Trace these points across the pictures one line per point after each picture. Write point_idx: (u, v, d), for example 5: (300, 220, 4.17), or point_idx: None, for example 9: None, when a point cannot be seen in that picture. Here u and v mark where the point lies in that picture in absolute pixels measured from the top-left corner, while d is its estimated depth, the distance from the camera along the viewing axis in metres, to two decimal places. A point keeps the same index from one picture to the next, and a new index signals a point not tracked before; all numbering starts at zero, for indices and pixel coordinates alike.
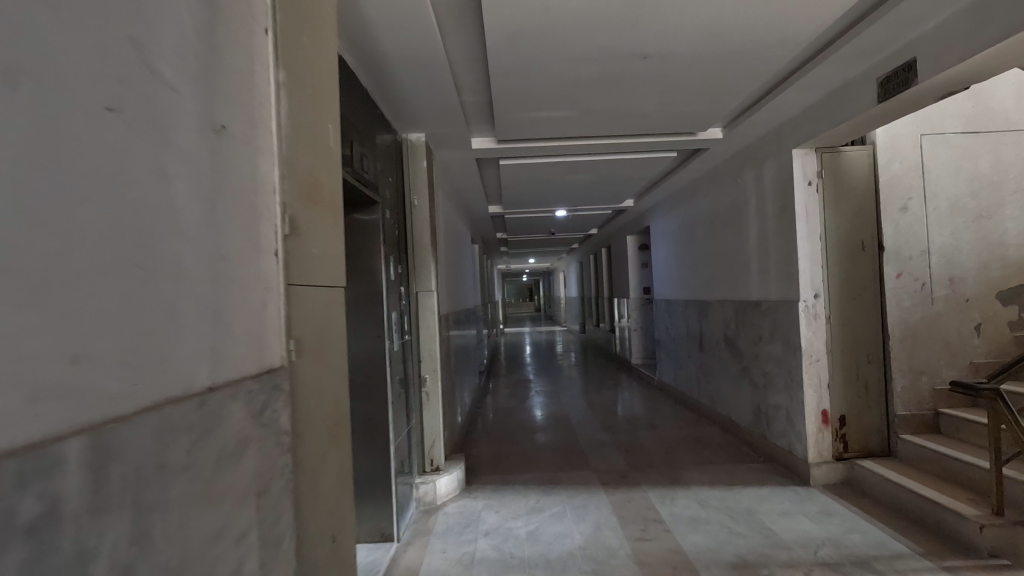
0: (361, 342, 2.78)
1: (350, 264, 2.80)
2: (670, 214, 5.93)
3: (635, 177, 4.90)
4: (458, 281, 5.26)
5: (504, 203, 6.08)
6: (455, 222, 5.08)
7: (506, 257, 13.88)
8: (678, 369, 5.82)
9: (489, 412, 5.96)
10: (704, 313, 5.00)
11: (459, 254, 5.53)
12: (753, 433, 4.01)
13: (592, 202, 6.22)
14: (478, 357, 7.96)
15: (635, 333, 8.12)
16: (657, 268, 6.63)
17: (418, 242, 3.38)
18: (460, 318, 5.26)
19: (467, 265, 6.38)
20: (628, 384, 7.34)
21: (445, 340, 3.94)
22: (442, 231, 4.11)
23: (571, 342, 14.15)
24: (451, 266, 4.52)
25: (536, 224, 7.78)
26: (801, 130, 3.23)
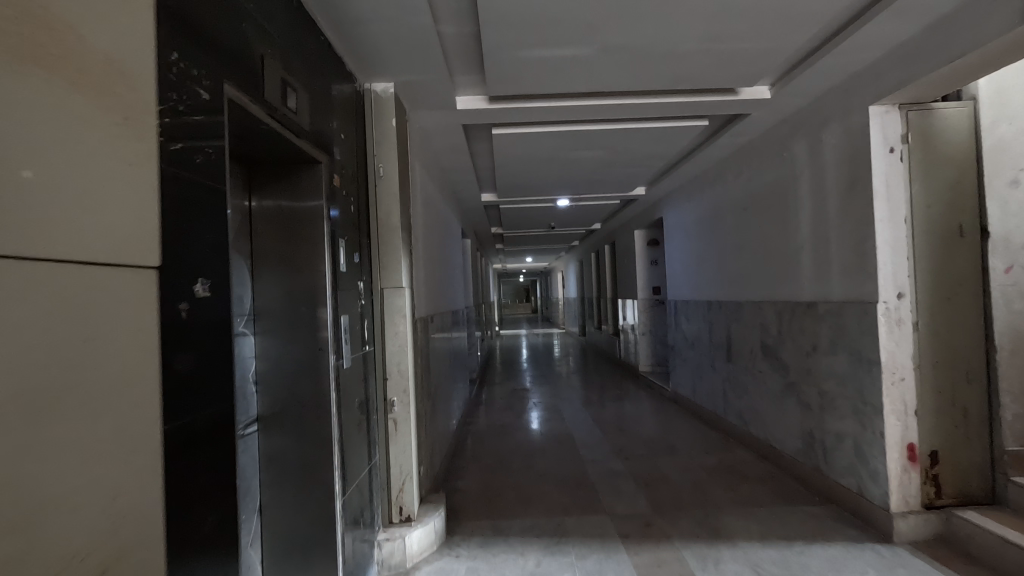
0: (296, 356, 2.00)
1: (281, 248, 2.01)
2: (689, 203, 5.18)
3: (653, 155, 4.16)
4: (445, 278, 4.49)
5: (499, 189, 5.32)
6: (440, 209, 4.32)
7: (501, 256, 13.10)
8: (698, 381, 5.07)
9: (480, 430, 5.18)
10: (733, 317, 4.25)
11: (446, 248, 4.76)
12: (802, 465, 3.26)
13: (600, 189, 5.46)
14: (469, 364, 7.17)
15: (643, 338, 7.36)
16: (671, 265, 5.88)
17: (385, 223, 2.60)
18: (446, 323, 4.49)
19: (457, 261, 5.61)
20: (636, 396, 6.58)
21: (423, 350, 3.16)
22: (421, 215, 3.35)
23: (570, 346, 13.38)
24: (434, 260, 3.75)
25: (535, 217, 7.04)
26: (884, 79, 2.48)
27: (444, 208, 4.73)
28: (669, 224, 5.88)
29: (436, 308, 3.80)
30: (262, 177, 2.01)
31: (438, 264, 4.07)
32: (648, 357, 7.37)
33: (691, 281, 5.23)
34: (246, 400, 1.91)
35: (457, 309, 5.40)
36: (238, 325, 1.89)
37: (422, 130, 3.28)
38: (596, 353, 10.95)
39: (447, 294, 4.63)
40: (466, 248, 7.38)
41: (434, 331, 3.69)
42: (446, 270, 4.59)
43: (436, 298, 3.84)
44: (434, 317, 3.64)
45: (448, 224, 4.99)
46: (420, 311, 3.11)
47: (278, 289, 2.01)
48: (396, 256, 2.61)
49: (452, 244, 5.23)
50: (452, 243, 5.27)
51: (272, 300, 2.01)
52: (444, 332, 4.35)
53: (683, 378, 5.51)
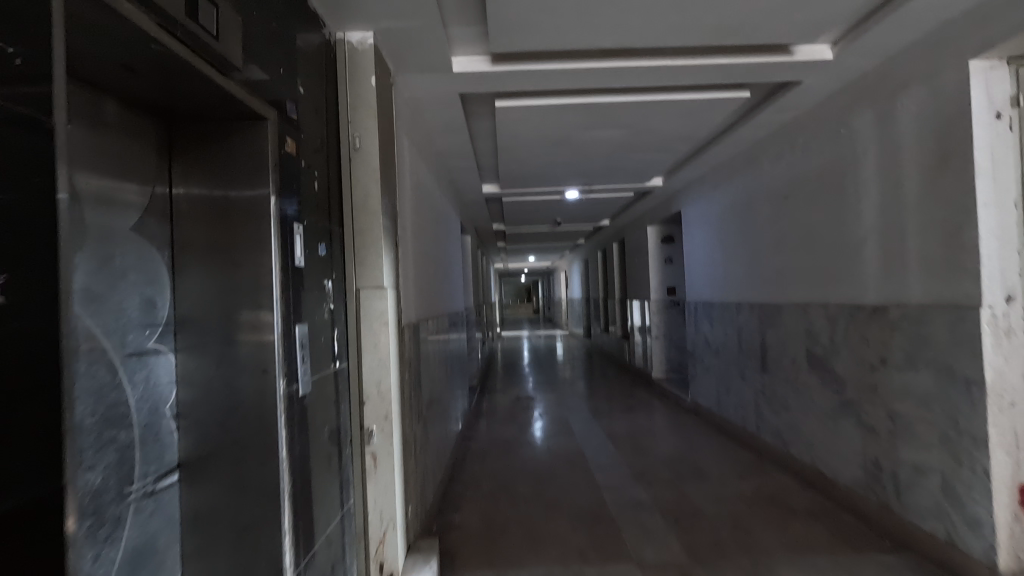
0: (233, 380, 1.47)
1: (213, 234, 1.49)
2: (713, 194, 4.67)
3: (679, 136, 3.64)
4: (442, 278, 3.97)
5: (502, 179, 4.80)
6: (436, 199, 3.80)
7: (503, 255, 12.57)
8: (723, 391, 4.56)
9: (481, 445, 4.66)
10: (769, 321, 3.73)
11: (444, 243, 4.23)
12: (864, 499, 2.75)
13: (614, 178, 4.94)
14: (468, 370, 6.66)
15: (656, 342, 6.84)
16: (689, 263, 5.37)
17: (362, 206, 2.09)
18: (443, 326, 3.96)
19: (455, 259, 5.08)
20: (650, 405, 6.07)
21: (413, 363, 2.64)
22: (411, 202, 2.83)
23: (574, 349, 12.86)
24: (428, 256, 3.23)
25: (541, 211, 6.52)
26: (992, 25, 1.97)
27: (440, 199, 4.20)
28: (689, 218, 5.36)
29: (430, 310, 3.27)
30: (187, 138, 1.49)
31: (434, 261, 3.54)
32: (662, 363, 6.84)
33: (715, 280, 4.71)
34: (161, 444, 1.39)
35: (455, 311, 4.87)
36: (147, 339, 1.36)
37: (412, 99, 2.76)
38: (602, 356, 10.44)
39: (444, 296, 4.09)
40: (466, 245, 6.86)
41: (429, 338, 3.17)
42: (443, 268, 4.07)
43: (432, 299, 3.32)
44: (428, 323, 3.11)
45: (446, 217, 4.48)
46: (409, 316, 2.59)
47: (208, 290, 1.48)
48: (376, 248, 2.08)
49: (450, 239, 4.70)
50: (450, 239, 4.75)
51: (201, 305, 1.48)
52: (440, 338, 3.83)
53: (705, 388, 4.98)
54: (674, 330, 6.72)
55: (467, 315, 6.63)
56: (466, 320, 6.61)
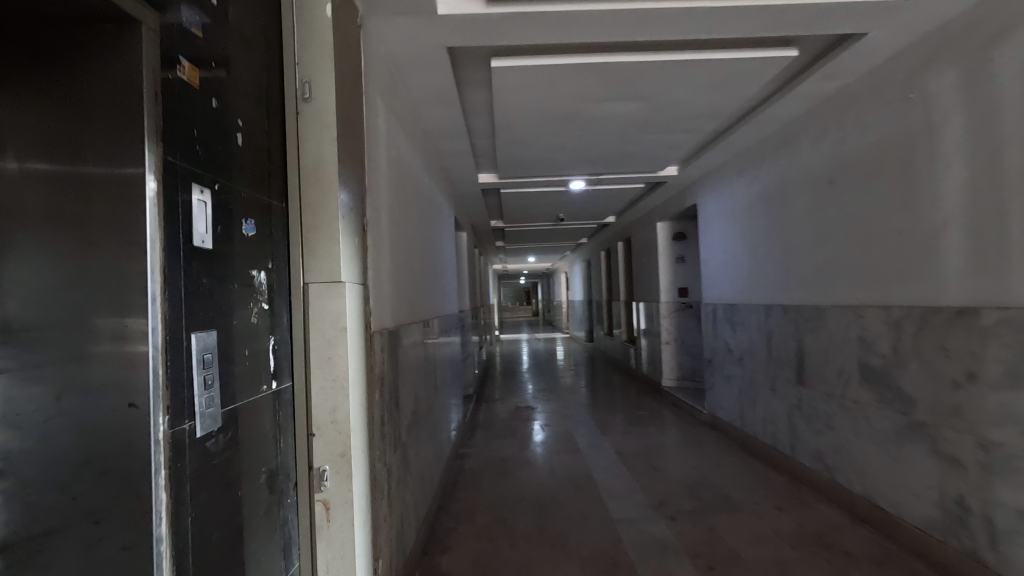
0: (86, 418, 0.95)
1: (56, 193, 0.95)
2: (736, 183, 4.18)
3: (705, 111, 3.15)
4: (430, 276, 3.47)
5: (500, 166, 4.31)
6: (423, 184, 3.30)
7: (502, 255, 12.09)
8: (749, 404, 4.06)
9: (476, 463, 4.16)
10: (807, 326, 3.23)
11: (434, 238, 3.73)
12: (942, 544, 2.25)
13: (625, 165, 4.45)
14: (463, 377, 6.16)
15: (667, 348, 6.32)
16: (706, 261, 4.89)
17: (314, 176, 1.58)
18: (433, 331, 3.46)
19: (448, 257, 4.58)
20: (662, 416, 5.57)
21: (389, 378, 2.13)
22: (388, 181, 2.32)
23: (575, 353, 12.37)
24: (411, 249, 2.73)
25: (543, 205, 6.04)
26: None
27: (430, 185, 3.71)
28: (706, 212, 4.87)
29: (414, 314, 2.76)
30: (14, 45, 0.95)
31: (421, 258, 3.04)
32: (673, 370, 6.33)
33: (738, 280, 4.21)
34: None
35: (448, 314, 4.37)
36: None
37: (391, 54, 2.27)
38: (605, 361, 9.94)
39: (433, 298, 3.59)
40: (461, 242, 6.37)
41: (413, 346, 2.67)
42: (432, 267, 3.57)
43: (416, 300, 2.81)
44: (412, 327, 2.60)
45: (437, 208, 3.98)
46: (383, 322, 2.07)
47: (45, 282, 0.94)
48: (331, 230, 1.57)
49: (442, 236, 4.21)
50: (442, 234, 4.26)
51: (35, 304, 0.94)
52: (430, 343, 3.33)
53: (726, 401, 4.47)
54: (686, 335, 6.21)
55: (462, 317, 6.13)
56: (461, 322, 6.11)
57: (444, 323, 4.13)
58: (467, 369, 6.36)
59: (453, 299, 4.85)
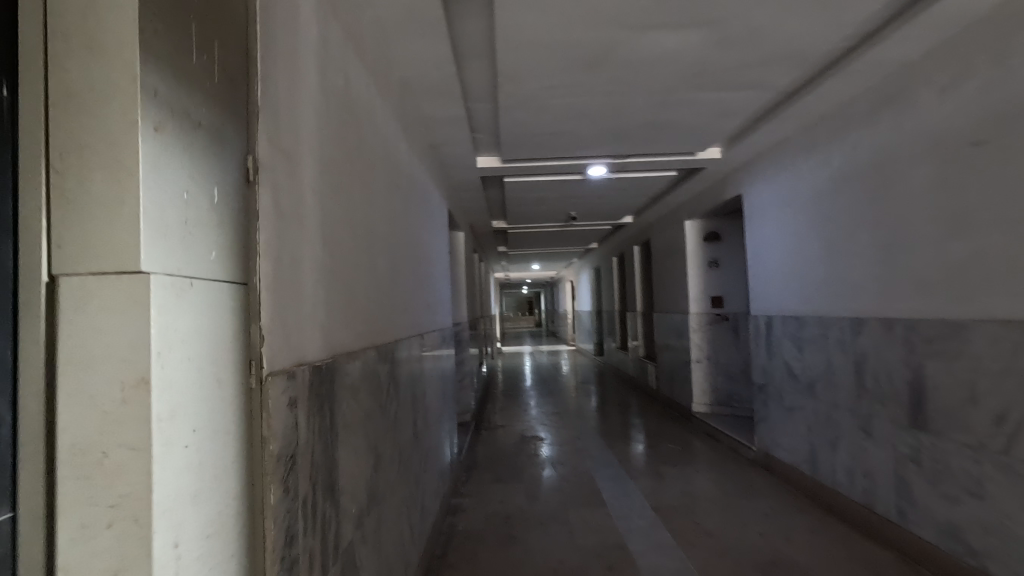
0: None
1: None
2: (804, 163, 3.30)
3: (788, 50, 2.31)
4: (410, 280, 2.58)
5: (504, 143, 3.46)
6: (400, 152, 2.43)
7: (504, 262, 11.20)
8: (825, 446, 3.15)
9: (473, 521, 3.25)
10: (930, 348, 2.34)
11: (417, 232, 2.85)
12: None
13: (658, 142, 3.59)
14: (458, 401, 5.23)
15: (698, 367, 5.39)
16: (755, 264, 3.99)
17: (81, 35, 0.70)
18: (414, 355, 2.58)
19: (439, 259, 3.70)
20: (696, 450, 4.65)
21: (320, 449, 1.24)
22: (326, 119, 1.43)
23: (584, 368, 11.44)
24: (371, 239, 1.83)
25: (553, 200, 5.18)
26: None
27: (414, 161, 2.84)
28: (754, 203, 3.98)
29: (377, 336, 1.86)
30: None
31: (393, 253, 2.16)
32: (705, 393, 5.39)
33: (806, 286, 3.32)
34: None
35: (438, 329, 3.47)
36: None
37: None
38: (618, 379, 8.98)
39: (415, 309, 2.70)
40: (457, 242, 5.50)
41: (376, 384, 1.77)
42: (414, 270, 2.69)
43: (380, 314, 1.91)
44: (369, 357, 1.70)
45: (423, 194, 3.10)
46: (298, 354, 1.17)
47: None
48: (116, 154, 0.69)
49: (430, 233, 3.32)
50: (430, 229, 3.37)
51: None
52: (410, 371, 2.44)
53: (789, 439, 3.55)
54: (720, 351, 5.28)
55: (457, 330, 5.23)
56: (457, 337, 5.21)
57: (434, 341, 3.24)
58: (465, 390, 5.45)
59: (446, 312, 3.97)
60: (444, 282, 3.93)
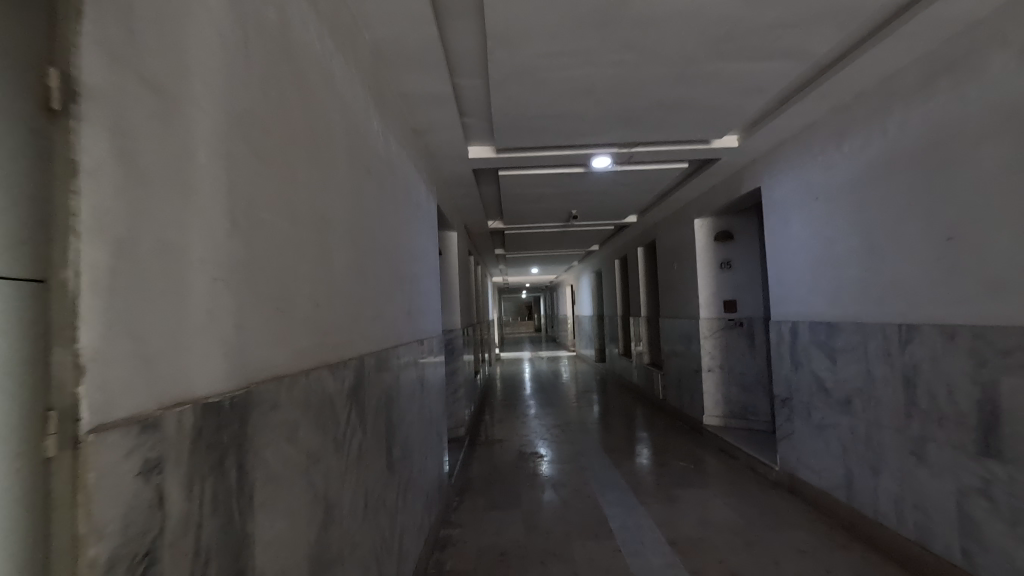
0: None
1: None
2: (837, 149, 2.92)
3: (833, 5, 1.94)
4: (386, 283, 2.19)
5: (498, 129, 3.09)
6: (372, 130, 2.05)
7: (502, 265, 10.81)
8: (865, 469, 2.76)
9: (464, 556, 2.84)
10: (1006, 361, 1.95)
11: (396, 228, 2.47)
12: None
13: (670, 127, 3.22)
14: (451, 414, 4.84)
15: (710, 376, 4.99)
16: (777, 263, 3.61)
17: None
18: (391, 372, 2.18)
19: (426, 261, 3.31)
20: (711, 467, 4.26)
21: (218, 518, 0.85)
22: (247, 58, 1.05)
23: (585, 374, 11.03)
24: (324, 230, 1.44)
25: (552, 197, 4.82)
26: None
27: (393, 145, 2.47)
28: (775, 197, 3.61)
29: (332, 354, 1.47)
30: None
31: (359, 250, 1.77)
32: (717, 404, 4.99)
33: (840, 287, 2.94)
34: None
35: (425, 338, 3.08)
36: None
37: None
38: (622, 387, 8.58)
39: (393, 317, 2.31)
40: (450, 243, 5.13)
41: (328, 417, 1.37)
42: (391, 271, 2.30)
43: (337, 326, 1.52)
44: (317, 384, 1.30)
45: (405, 187, 2.72)
46: (174, 391, 0.78)
47: None
48: None
49: (415, 230, 2.93)
50: (415, 226, 2.98)
51: None
52: (384, 391, 2.05)
53: (821, 459, 3.16)
54: (734, 359, 4.89)
55: (449, 337, 4.84)
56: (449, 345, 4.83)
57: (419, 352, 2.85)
58: (459, 402, 5.06)
59: (435, 319, 3.58)
60: (433, 286, 3.55)
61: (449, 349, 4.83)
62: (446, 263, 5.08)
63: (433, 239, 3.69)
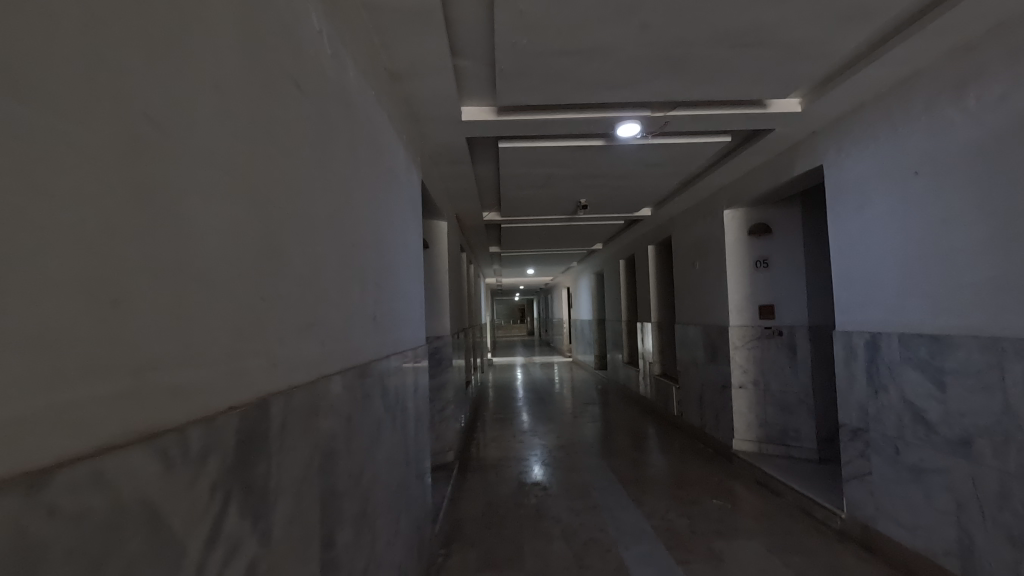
0: None
1: None
2: (952, 105, 2.21)
3: None
4: (337, 275, 1.43)
5: (502, 76, 2.35)
6: (313, 32, 1.31)
7: (498, 264, 10.02)
8: (999, 537, 2.03)
9: None
10: None
11: (360, 198, 1.71)
12: None
13: (723, 81, 2.50)
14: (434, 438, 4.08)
15: (741, 394, 4.32)
16: (847, 260, 2.89)
17: None
18: (343, 411, 1.42)
19: (407, 253, 2.55)
20: (752, 505, 3.52)
21: None
22: None
23: (585, 382, 10.28)
24: (136, 147, 0.67)
25: (561, 180, 4.08)
26: None
27: (356, 77, 1.73)
28: (844, 178, 2.89)
29: (155, 411, 0.69)
30: None
31: (268, 212, 1.01)
32: (751, 426, 4.27)
33: (954, 290, 2.22)
34: None
35: (405, 356, 2.31)
36: None
37: None
38: (627, 399, 7.83)
39: (349, 327, 1.54)
40: (439, 234, 4.37)
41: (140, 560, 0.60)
42: (348, 260, 1.55)
43: (180, 352, 0.74)
44: (42, 512, 0.51)
45: (376, 146, 1.96)
46: None
47: None
48: None
49: (389, 210, 2.17)
50: (391, 205, 2.22)
51: None
52: (325, 445, 1.28)
53: (917, 514, 2.43)
54: (770, 374, 4.18)
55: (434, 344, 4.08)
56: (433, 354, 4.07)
57: (393, 374, 2.08)
58: (448, 422, 4.31)
59: (418, 329, 2.81)
60: (415, 287, 2.79)
61: (434, 359, 4.07)
62: (434, 257, 4.32)
63: (417, 228, 2.93)
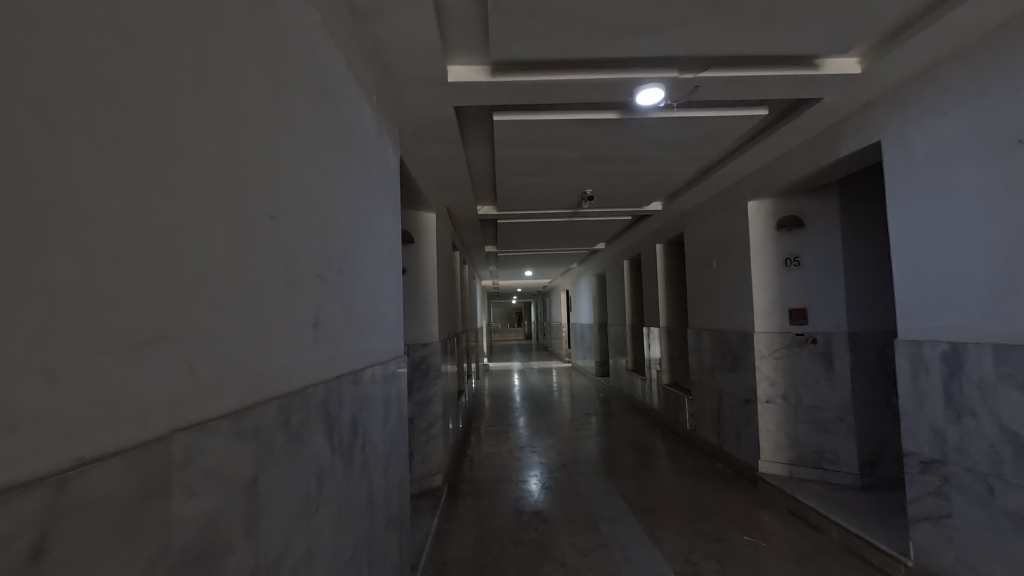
0: None
1: None
2: None
3: None
4: (234, 261, 0.91)
5: (498, 19, 1.86)
6: None
7: (494, 265, 9.50)
8: None
9: None
10: None
11: (290, 156, 1.18)
12: None
13: (774, 27, 2.01)
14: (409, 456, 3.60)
15: (768, 409, 3.82)
16: (912, 256, 2.39)
17: None
18: (243, 474, 0.89)
19: (376, 244, 2.02)
20: (789, 542, 3.01)
21: None
22: None
23: (585, 389, 9.78)
24: None
25: (566, 165, 3.57)
26: None
27: None
28: (907, 156, 2.40)
29: None
30: None
31: None
32: (781, 446, 3.76)
33: None
34: None
35: (369, 375, 1.77)
36: None
37: None
38: (632, 409, 7.30)
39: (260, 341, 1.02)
40: (427, 227, 3.85)
41: None
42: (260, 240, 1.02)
43: None
44: None
45: (324, 94, 1.45)
46: None
47: None
48: None
49: (348, 185, 1.64)
50: (352, 179, 1.70)
51: None
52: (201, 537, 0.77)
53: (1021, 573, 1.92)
54: (803, 386, 3.66)
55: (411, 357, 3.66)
56: (410, 368, 3.65)
57: (351, 400, 1.55)
58: (436, 440, 3.78)
59: (393, 339, 2.28)
60: (390, 288, 2.26)
61: (412, 372, 3.65)
62: (421, 253, 3.79)
63: (394, 217, 2.41)
